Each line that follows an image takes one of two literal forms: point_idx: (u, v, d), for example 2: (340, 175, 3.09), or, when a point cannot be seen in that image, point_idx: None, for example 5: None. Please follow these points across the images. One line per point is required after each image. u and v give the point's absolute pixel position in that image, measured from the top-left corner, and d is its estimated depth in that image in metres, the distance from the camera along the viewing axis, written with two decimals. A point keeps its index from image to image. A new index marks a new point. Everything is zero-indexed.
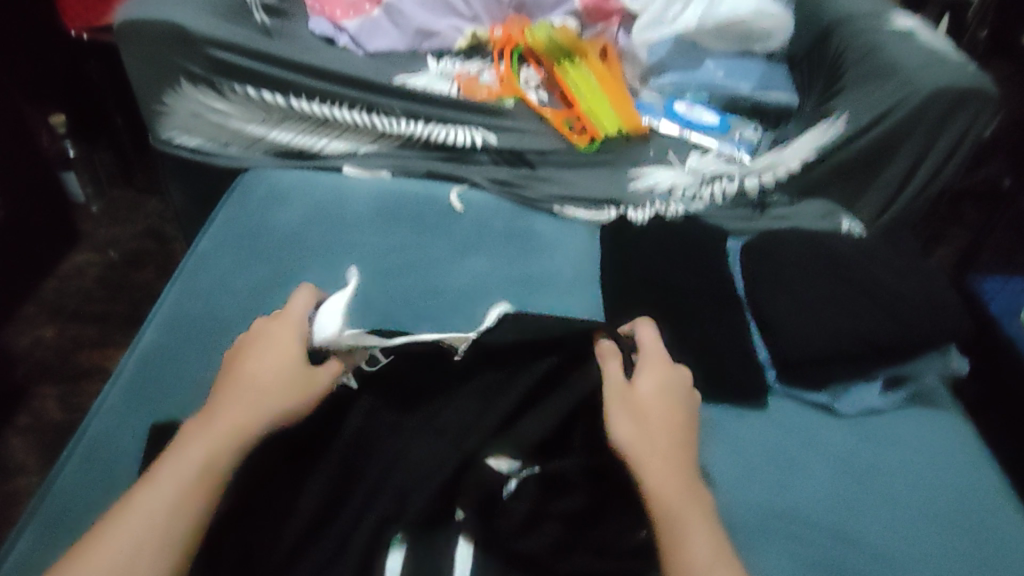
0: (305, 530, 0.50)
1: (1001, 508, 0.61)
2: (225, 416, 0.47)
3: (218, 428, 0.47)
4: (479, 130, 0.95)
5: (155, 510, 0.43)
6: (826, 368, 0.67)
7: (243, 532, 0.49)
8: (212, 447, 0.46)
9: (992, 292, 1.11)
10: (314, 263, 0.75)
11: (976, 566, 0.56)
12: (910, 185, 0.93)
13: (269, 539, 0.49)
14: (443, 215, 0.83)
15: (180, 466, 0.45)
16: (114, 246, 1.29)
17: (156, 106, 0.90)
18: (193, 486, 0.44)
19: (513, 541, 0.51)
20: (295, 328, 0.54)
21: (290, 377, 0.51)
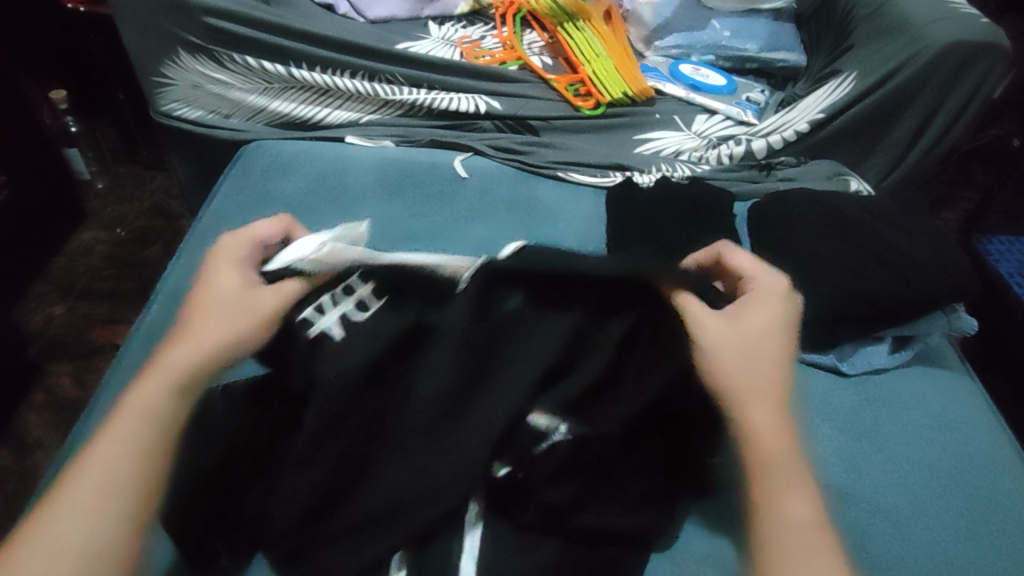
0: (314, 502, 0.49)
1: (999, 459, 0.62)
2: (171, 361, 0.50)
3: (163, 374, 0.50)
4: (482, 97, 0.94)
5: (112, 459, 0.46)
6: (832, 326, 0.67)
7: (246, 501, 0.49)
8: (160, 397, 0.49)
9: (997, 253, 1.11)
10: (318, 233, 0.75)
11: (978, 516, 0.57)
12: (918, 144, 0.92)
13: (269, 509, 0.49)
14: (448, 182, 0.83)
15: (130, 412, 0.48)
16: (121, 223, 1.30)
17: (156, 77, 0.89)
18: (144, 433, 0.47)
19: (519, 507, 0.51)
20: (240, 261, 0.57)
21: (238, 313, 0.53)
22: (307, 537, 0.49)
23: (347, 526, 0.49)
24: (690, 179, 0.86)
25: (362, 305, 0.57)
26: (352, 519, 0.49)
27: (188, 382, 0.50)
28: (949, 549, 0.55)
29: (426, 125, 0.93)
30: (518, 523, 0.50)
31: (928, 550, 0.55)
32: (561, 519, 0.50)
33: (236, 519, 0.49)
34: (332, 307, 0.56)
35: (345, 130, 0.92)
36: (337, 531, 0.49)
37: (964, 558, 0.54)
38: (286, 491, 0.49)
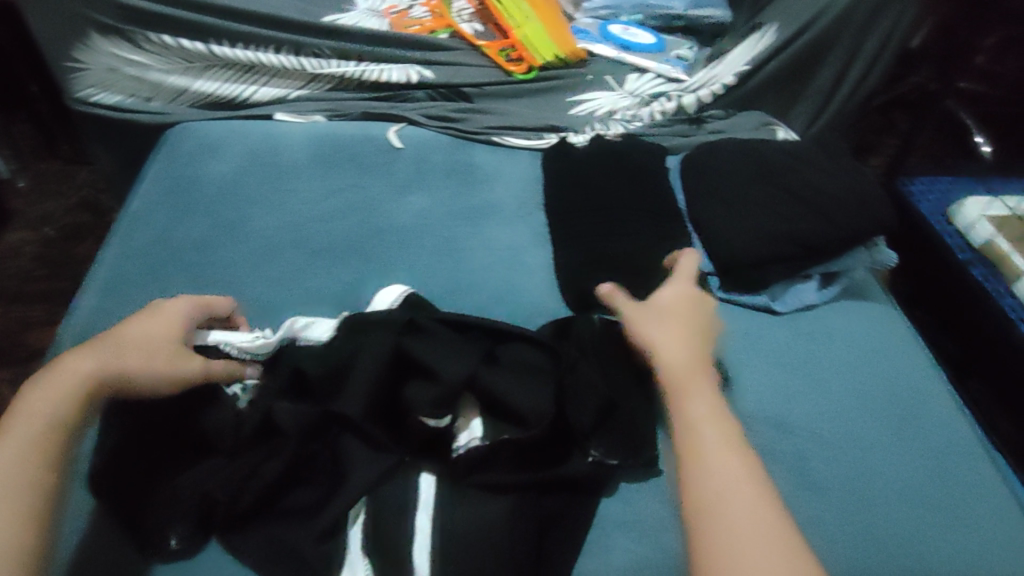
0: (270, 482, 0.48)
1: (921, 380, 0.66)
2: (67, 368, 0.48)
3: (57, 382, 0.47)
4: (413, 67, 0.93)
5: (7, 465, 0.43)
6: (764, 270, 0.69)
7: (200, 484, 0.49)
8: (57, 400, 0.46)
9: (919, 193, 1.16)
10: (254, 214, 0.73)
11: (905, 432, 0.61)
12: (840, 91, 0.96)
13: (227, 489, 0.48)
14: (382, 153, 0.82)
15: (34, 420, 0.45)
16: (47, 223, 1.24)
17: (66, 62, 0.86)
18: (41, 436, 0.45)
19: (471, 472, 0.50)
20: (177, 310, 0.55)
21: (156, 347, 0.51)
22: (263, 516, 0.49)
23: (309, 499, 0.49)
24: (625, 136, 0.87)
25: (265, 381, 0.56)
26: (314, 493, 0.50)
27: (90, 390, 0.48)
28: (879, 465, 0.58)
29: (358, 97, 0.92)
30: (476, 479, 0.50)
31: (862, 466, 0.58)
32: (521, 473, 0.50)
33: (190, 505, 0.48)
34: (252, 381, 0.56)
35: (274, 107, 0.89)
36: (302, 504, 0.49)
37: (894, 472, 0.58)
38: (241, 474, 0.48)
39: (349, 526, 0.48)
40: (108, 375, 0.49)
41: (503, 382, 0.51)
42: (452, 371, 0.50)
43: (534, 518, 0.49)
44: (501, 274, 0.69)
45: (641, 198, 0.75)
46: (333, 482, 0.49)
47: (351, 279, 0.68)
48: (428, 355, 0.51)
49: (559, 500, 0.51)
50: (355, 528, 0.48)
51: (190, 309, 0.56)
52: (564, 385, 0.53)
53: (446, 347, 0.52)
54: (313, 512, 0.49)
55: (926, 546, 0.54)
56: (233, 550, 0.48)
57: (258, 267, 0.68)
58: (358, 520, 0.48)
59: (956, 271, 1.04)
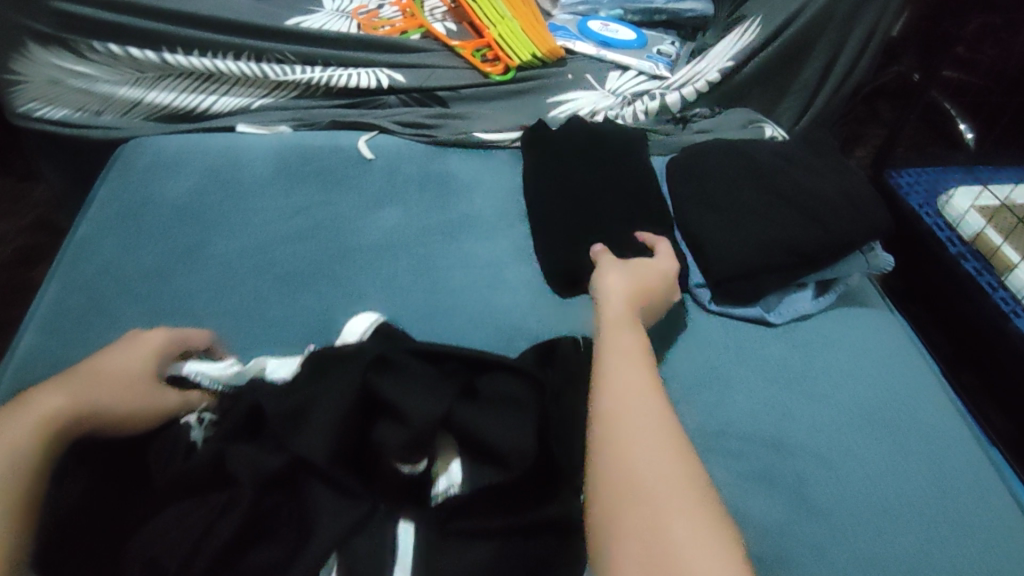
0: (231, 538, 0.42)
1: (923, 391, 0.63)
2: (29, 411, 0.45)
3: (20, 427, 0.44)
4: (383, 71, 0.88)
5: None
6: (758, 281, 0.66)
7: (153, 543, 0.42)
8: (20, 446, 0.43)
9: (906, 186, 1.13)
10: (215, 236, 0.69)
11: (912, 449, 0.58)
12: (826, 85, 0.92)
13: (181, 548, 0.42)
14: (351, 165, 0.77)
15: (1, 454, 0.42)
16: (2, 243, 1.17)
17: (6, 75, 0.80)
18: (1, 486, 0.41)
19: (450, 520, 0.46)
20: (159, 341, 0.53)
21: (133, 384, 0.50)
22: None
23: (269, 559, 0.43)
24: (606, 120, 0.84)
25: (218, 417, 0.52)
26: (275, 553, 0.44)
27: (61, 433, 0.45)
28: (884, 483, 0.55)
29: (325, 105, 0.87)
30: (456, 526, 0.46)
31: (866, 486, 0.54)
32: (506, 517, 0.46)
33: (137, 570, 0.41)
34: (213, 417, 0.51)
35: (235, 118, 0.84)
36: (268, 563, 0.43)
37: (900, 492, 0.54)
38: (197, 532, 0.43)
39: None
40: (78, 416, 0.46)
41: (483, 421, 0.47)
42: (425, 413, 0.45)
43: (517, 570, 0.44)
44: (480, 294, 0.65)
45: (629, 206, 0.71)
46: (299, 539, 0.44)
47: (319, 304, 0.63)
48: (399, 394, 0.47)
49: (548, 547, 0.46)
50: None
51: (174, 339, 0.54)
52: (547, 419, 0.49)
53: (423, 383, 0.48)
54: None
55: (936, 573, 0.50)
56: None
57: (219, 295, 0.63)
58: None
59: (948, 265, 1.01)
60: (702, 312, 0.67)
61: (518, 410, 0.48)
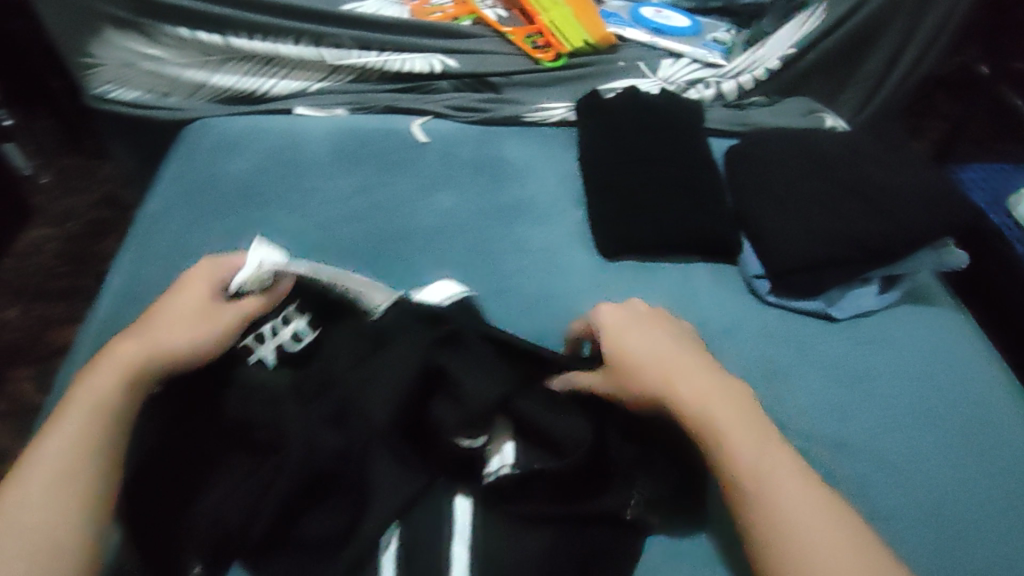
0: (291, 499, 0.46)
1: (991, 390, 0.61)
2: (85, 390, 0.46)
3: (76, 411, 0.45)
4: (437, 56, 0.89)
5: (62, 459, 0.43)
6: (819, 274, 0.64)
7: (222, 499, 0.46)
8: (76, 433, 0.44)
9: (972, 182, 1.09)
10: (276, 215, 0.70)
11: (979, 451, 0.56)
12: (892, 75, 0.89)
13: (247, 504, 0.46)
14: (407, 148, 0.78)
15: (84, 406, 0.45)
16: (70, 218, 1.23)
17: (83, 59, 0.83)
18: (64, 474, 0.43)
19: (508, 499, 0.47)
20: (211, 273, 0.54)
21: (191, 316, 0.51)
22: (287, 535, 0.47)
23: (331, 526, 0.46)
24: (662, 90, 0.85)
25: (295, 338, 0.55)
26: (338, 518, 0.47)
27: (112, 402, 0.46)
28: (948, 491, 0.53)
29: (380, 89, 0.88)
30: (510, 501, 0.47)
31: (930, 491, 0.53)
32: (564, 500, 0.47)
33: (209, 523, 0.46)
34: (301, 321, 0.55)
35: (294, 101, 0.85)
36: (328, 521, 0.47)
37: (966, 498, 0.53)
38: (262, 491, 0.46)
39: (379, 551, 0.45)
40: (138, 378, 0.47)
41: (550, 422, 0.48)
42: (481, 394, 0.47)
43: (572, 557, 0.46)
44: (534, 278, 0.66)
45: (687, 193, 0.70)
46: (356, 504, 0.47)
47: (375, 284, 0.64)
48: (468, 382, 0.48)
49: (604, 532, 0.47)
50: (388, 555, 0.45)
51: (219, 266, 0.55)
52: (604, 421, 0.50)
53: (488, 361, 0.50)
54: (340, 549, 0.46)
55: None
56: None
57: None
58: (391, 543, 0.46)
59: (1014, 264, 0.97)
60: (758, 303, 0.66)
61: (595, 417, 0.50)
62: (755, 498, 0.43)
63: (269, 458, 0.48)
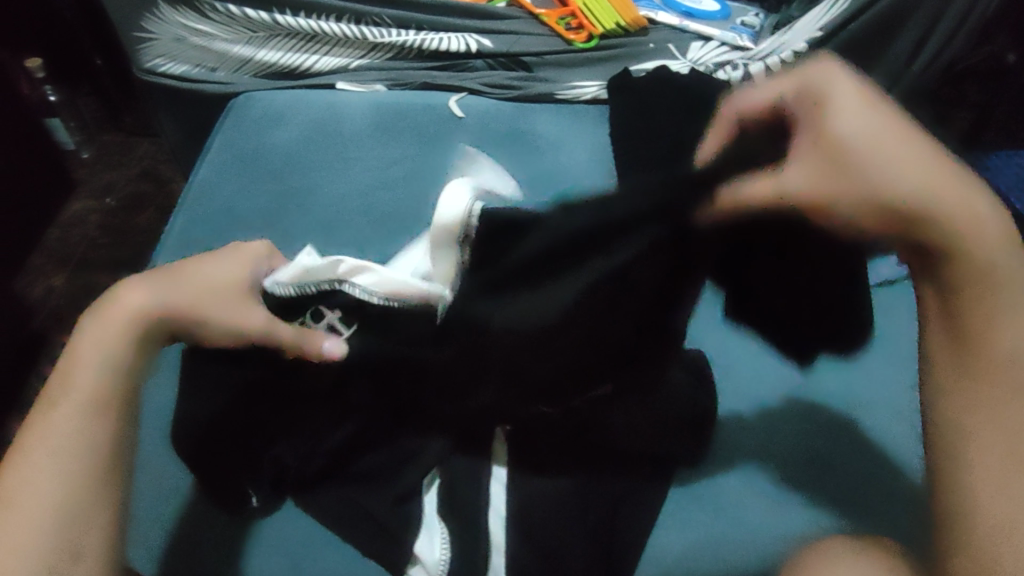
0: (344, 446, 0.52)
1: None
2: (76, 371, 0.43)
3: (75, 388, 0.43)
4: (473, 36, 0.92)
5: (64, 437, 0.41)
6: None
7: (281, 441, 0.52)
8: (77, 406, 0.42)
9: (995, 168, 1.11)
10: (320, 183, 0.74)
11: None
12: (919, 59, 0.91)
13: (306, 450, 0.52)
14: (445, 124, 0.81)
15: (83, 380, 0.43)
16: (111, 192, 1.28)
17: (135, 32, 0.87)
18: (67, 451, 0.40)
19: (541, 447, 0.53)
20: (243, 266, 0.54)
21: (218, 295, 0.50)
22: (340, 474, 0.53)
23: (376, 466, 0.53)
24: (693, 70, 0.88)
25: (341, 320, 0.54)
26: (383, 460, 0.53)
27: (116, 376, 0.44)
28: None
29: (417, 67, 0.91)
30: (542, 446, 0.53)
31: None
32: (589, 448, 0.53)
33: (271, 465, 0.52)
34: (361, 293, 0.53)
35: (335, 77, 0.89)
36: (377, 465, 0.53)
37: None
38: (318, 438, 0.52)
39: (421, 500, 0.52)
40: (138, 341, 0.45)
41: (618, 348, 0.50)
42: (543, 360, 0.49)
43: (594, 498, 0.51)
44: None
45: None
46: (403, 454, 0.53)
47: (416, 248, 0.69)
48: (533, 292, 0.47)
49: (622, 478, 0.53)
50: (428, 494, 0.52)
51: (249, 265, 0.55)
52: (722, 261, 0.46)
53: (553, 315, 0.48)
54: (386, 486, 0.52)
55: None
56: (308, 510, 0.52)
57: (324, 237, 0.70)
58: (430, 489, 0.52)
59: None
60: None
61: (745, 252, 0.44)
62: (1004, 383, 0.38)
63: (321, 403, 0.53)
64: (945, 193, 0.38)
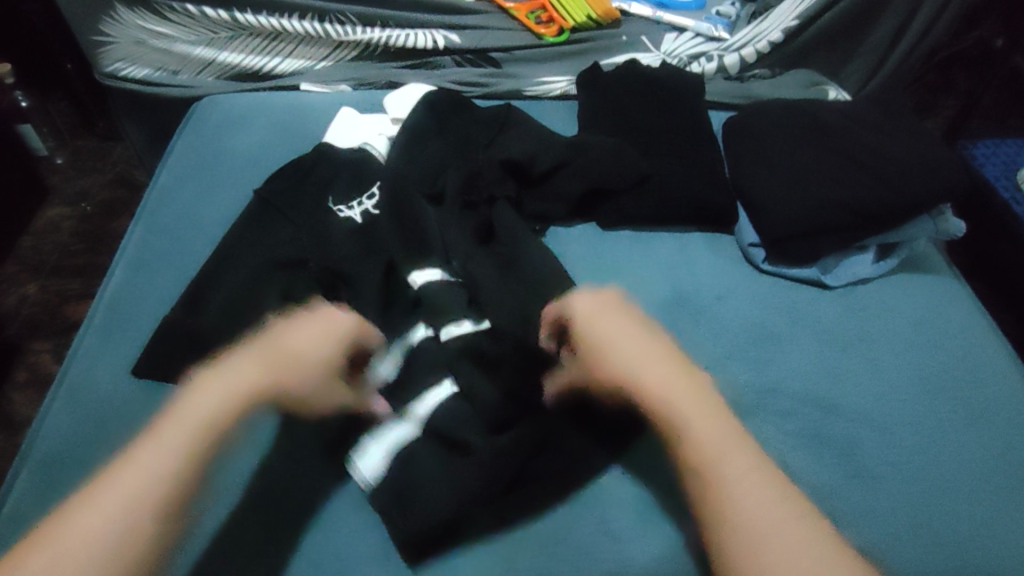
0: (307, 490, 0.51)
1: (988, 376, 0.64)
2: (194, 403, 0.50)
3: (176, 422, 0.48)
4: (439, 31, 0.89)
5: (151, 463, 0.46)
6: (814, 243, 0.69)
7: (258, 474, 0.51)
8: (156, 458, 0.46)
9: (982, 158, 1.08)
10: (204, 231, 0.70)
11: (958, 418, 0.60)
12: (899, 47, 0.89)
13: (282, 496, 0.51)
14: (286, 133, 0.79)
15: (189, 417, 0.49)
16: (85, 198, 1.26)
17: (94, 37, 0.85)
18: (138, 500, 0.44)
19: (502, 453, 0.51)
20: (327, 365, 0.54)
21: (315, 364, 0.53)
22: (300, 499, 0.51)
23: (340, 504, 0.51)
24: (665, 63, 0.86)
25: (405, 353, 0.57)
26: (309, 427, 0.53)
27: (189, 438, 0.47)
28: (923, 466, 0.57)
29: (386, 65, 0.90)
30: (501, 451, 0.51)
31: (901, 457, 0.57)
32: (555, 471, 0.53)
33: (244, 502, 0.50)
34: (473, 321, 0.59)
35: (298, 78, 0.88)
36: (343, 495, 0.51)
37: (937, 473, 0.57)
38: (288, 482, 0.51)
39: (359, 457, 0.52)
40: (242, 400, 0.50)
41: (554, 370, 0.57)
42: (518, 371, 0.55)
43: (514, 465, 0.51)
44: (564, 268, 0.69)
45: (685, 179, 0.73)
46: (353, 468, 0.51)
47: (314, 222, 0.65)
48: (505, 343, 0.57)
49: (556, 462, 0.53)
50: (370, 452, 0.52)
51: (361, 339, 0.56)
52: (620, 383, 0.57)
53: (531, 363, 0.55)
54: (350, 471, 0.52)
55: (954, 544, 0.53)
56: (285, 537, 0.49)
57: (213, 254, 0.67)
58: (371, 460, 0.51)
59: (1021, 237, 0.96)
60: (754, 271, 0.71)
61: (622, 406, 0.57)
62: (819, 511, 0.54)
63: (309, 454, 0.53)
64: (668, 384, 0.52)
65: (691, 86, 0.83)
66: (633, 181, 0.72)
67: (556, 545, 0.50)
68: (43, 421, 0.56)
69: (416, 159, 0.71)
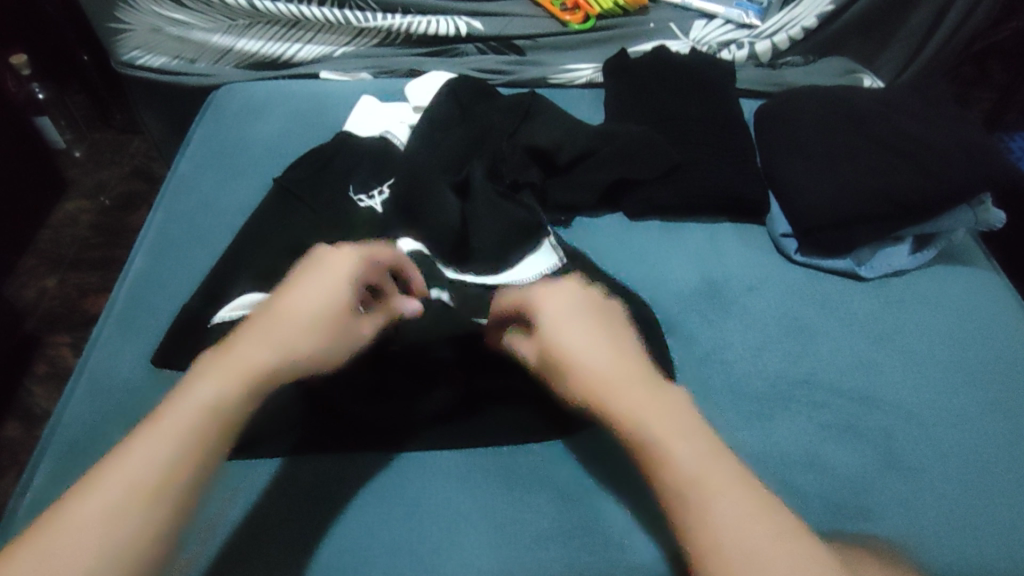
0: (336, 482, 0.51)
1: None
2: (215, 378, 0.39)
3: (158, 436, 0.36)
4: (462, 18, 0.87)
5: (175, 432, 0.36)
6: (849, 231, 0.66)
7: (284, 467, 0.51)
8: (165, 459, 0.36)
9: (1019, 151, 1.04)
10: (219, 217, 0.68)
11: (1001, 413, 0.58)
12: (937, 34, 0.86)
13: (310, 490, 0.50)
14: (305, 120, 0.77)
15: (230, 369, 0.39)
16: (103, 191, 1.25)
17: (111, 24, 0.84)
18: (134, 500, 0.34)
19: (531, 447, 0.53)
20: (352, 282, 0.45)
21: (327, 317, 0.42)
22: (327, 492, 0.50)
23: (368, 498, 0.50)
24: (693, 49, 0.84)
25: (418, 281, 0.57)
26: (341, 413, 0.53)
27: (231, 411, 0.38)
28: (966, 464, 0.54)
29: (406, 53, 0.88)
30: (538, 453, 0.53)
31: (942, 454, 0.55)
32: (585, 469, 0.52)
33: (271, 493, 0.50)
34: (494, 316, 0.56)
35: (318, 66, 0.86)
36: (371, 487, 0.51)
37: (980, 469, 0.54)
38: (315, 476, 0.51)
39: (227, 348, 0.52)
40: (252, 385, 0.39)
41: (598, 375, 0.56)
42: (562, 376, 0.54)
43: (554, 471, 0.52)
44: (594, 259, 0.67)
45: (716, 170, 0.71)
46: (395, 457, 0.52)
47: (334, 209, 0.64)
48: None
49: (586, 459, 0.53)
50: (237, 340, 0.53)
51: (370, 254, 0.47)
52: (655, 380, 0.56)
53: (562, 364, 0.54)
54: (372, 446, 0.52)
55: (998, 540, 0.51)
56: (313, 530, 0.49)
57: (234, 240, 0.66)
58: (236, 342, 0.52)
59: None
60: (788, 262, 0.69)
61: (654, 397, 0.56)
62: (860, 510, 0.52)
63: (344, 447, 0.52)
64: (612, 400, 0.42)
65: (720, 73, 0.80)
66: (662, 169, 0.69)
67: (584, 540, 0.49)
68: (63, 408, 0.55)
69: (439, 145, 0.68)
